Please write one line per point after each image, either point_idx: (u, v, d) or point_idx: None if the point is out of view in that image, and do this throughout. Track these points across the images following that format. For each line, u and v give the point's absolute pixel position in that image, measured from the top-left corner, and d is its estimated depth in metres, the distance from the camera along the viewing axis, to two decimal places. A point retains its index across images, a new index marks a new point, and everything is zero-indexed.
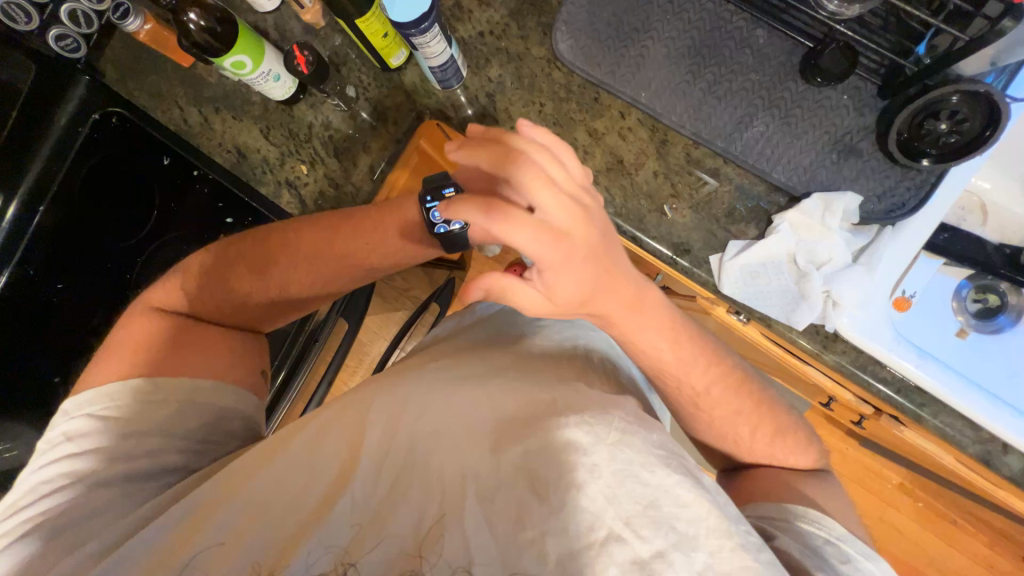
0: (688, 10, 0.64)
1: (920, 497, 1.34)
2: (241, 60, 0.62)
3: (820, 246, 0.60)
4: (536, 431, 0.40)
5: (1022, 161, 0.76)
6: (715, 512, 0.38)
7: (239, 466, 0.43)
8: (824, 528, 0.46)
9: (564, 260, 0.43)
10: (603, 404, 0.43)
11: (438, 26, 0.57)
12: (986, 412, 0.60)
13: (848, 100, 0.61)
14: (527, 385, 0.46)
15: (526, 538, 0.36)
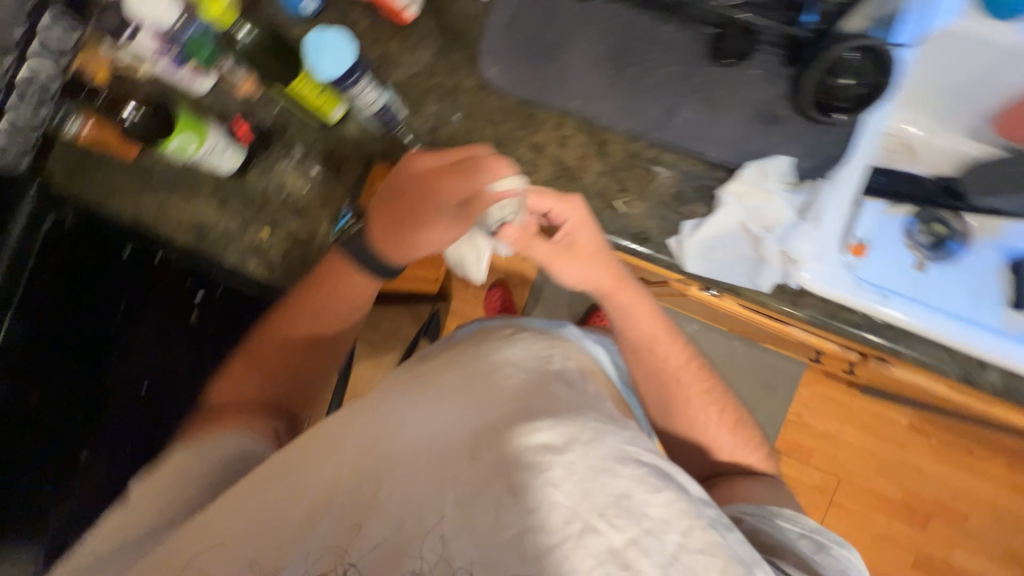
0: (599, 21, 0.69)
1: (933, 434, 1.49)
2: (184, 142, 0.65)
3: (766, 210, 0.64)
4: (510, 435, 0.40)
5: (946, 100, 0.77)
6: (684, 494, 0.39)
7: (231, 493, 0.44)
8: (800, 524, 0.54)
9: (581, 218, 0.59)
10: (578, 406, 0.44)
11: (366, 77, 0.61)
12: (954, 333, 0.64)
13: (760, 74, 0.66)
14: (502, 392, 0.46)
15: (504, 539, 0.36)
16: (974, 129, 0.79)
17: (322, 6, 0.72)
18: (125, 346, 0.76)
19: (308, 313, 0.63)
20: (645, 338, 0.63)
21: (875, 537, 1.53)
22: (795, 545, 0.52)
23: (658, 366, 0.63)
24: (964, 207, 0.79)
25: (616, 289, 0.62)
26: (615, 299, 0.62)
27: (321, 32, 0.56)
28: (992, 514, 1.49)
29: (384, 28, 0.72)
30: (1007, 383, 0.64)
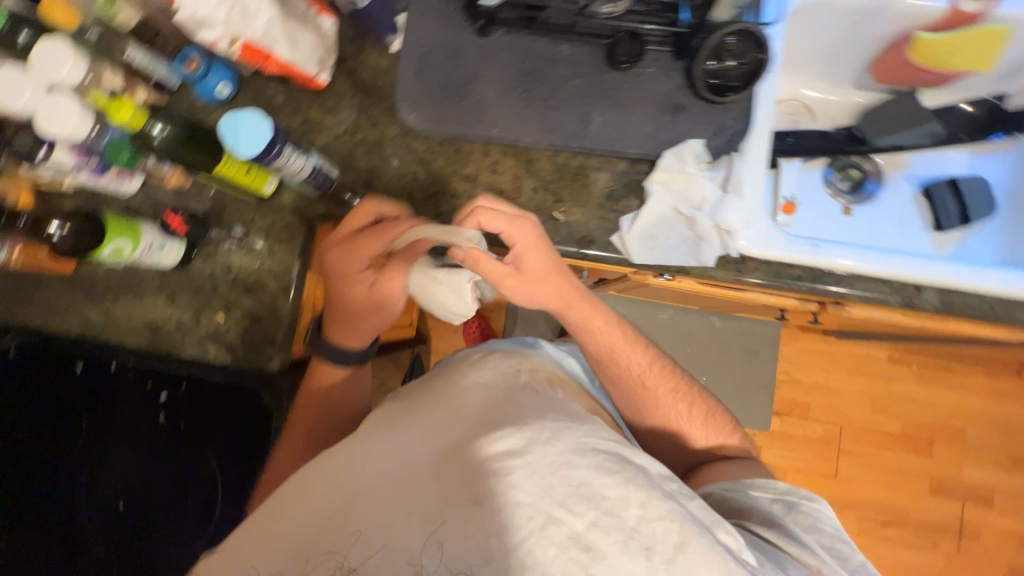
0: (500, 51, 0.73)
1: (914, 361, 1.57)
2: (121, 244, 0.63)
3: (692, 190, 0.68)
4: (474, 449, 0.46)
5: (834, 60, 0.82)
6: (639, 474, 0.46)
7: (219, 559, 0.46)
8: (770, 488, 0.62)
9: (531, 238, 0.60)
10: (539, 410, 0.50)
11: (290, 146, 0.62)
12: (885, 265, 0.67)
13: (656, 70, 0.71)
14: (467, 411, 0.50)
15: (473, 544, 0.41)
16: (859, 79, 0.85)
17: (236, 88, 0.74)
18: (98, 456, 0.74)
19: (318, 388, 0.73)
20: (607, 343, 0.68)
21: (887, 472, 1.58)
22: (767, 509, 0.60)
23: (623, 366, 0.70)
24: (869, 149, 0.86)
25: (575, 301, 0.64)
26: (575, 311, 0.65)
27: (234, 113, 0.57)
28: (984, 422, 1.57)
29: (300, 98, 0.75)
30: (943, 300, 0.69)
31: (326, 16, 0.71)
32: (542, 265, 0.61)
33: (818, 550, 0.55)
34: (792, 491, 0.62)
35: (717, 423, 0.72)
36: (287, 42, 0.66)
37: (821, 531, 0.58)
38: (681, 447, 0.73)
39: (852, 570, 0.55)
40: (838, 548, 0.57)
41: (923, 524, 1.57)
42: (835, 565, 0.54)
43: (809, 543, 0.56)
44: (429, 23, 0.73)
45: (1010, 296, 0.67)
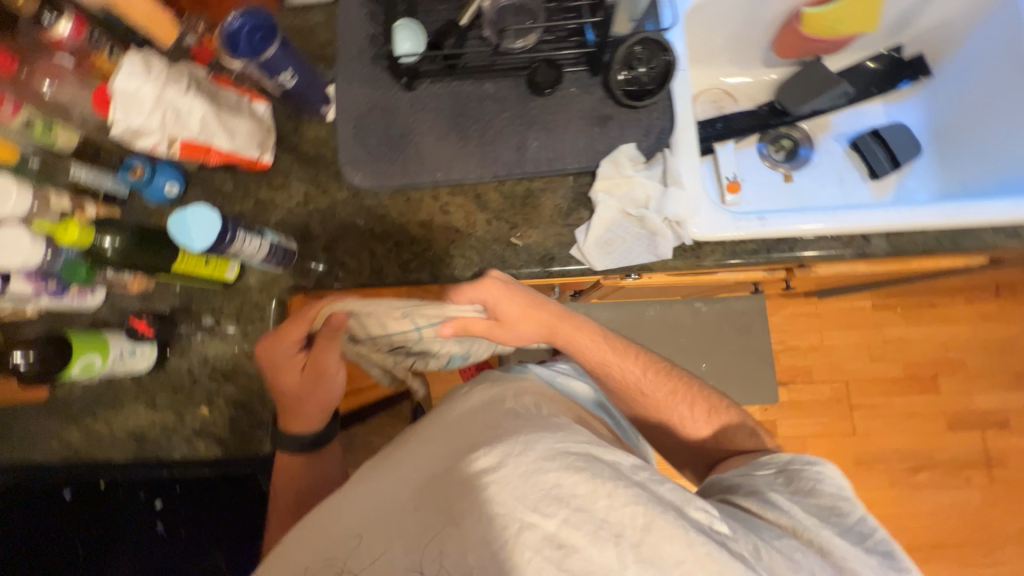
0: (430, 100, 0.76)
1: (899, 304, 1.60)
2: (91, 358, 0.62)
3: (635, 191, 0.70)
4: (452, 475, 0.48)
5: (739, 46, 0.88)
6: (609, 469, 0.47)
7: None
8: (774, 462, 0.62)
9: (501, 293, 0.64)
10: (515, 426, 0.52)
11: (242, 231, 0.62)
12: (821, 222, 0.69)
13: (577, 89, 0.74)
14: (448, 442, 0.53)
15: (451, 563, 0.42)
16: (767, 59, 0.91)
17: (184, 185, 0.76)
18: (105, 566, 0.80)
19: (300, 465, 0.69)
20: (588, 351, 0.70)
21: (902, 417, 1.59)
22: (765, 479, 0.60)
23: (615, 371, 0.72)
24: (793, 119, 0.91)
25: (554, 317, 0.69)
26: (556, 329, 0.70)
27: (181, 213, 0.57)
28: (980, 349, 1.59)
29: (248, 181, 0.78)
30: (891, 245, 0.71)
31: (260, 101, 0.74)
32: (520, 312, 0.66)
33: (811, 510, 0.54)
34: (793, 461, 0.61)
35: (718, 413, 0.72)
36: (226, 133, 0.68)
37: (822, 493, 0.56)
38: (685, 440, 0.74)
39: (852, 526, 0.53)
40: (842, 507, 0.54)
41: (950, 461, 1.56)
42: (828, 520, 0.53)
43: (803, 504, 0.55)
44: (357, 88, 0.77)
45: (948, 227, 0.69)
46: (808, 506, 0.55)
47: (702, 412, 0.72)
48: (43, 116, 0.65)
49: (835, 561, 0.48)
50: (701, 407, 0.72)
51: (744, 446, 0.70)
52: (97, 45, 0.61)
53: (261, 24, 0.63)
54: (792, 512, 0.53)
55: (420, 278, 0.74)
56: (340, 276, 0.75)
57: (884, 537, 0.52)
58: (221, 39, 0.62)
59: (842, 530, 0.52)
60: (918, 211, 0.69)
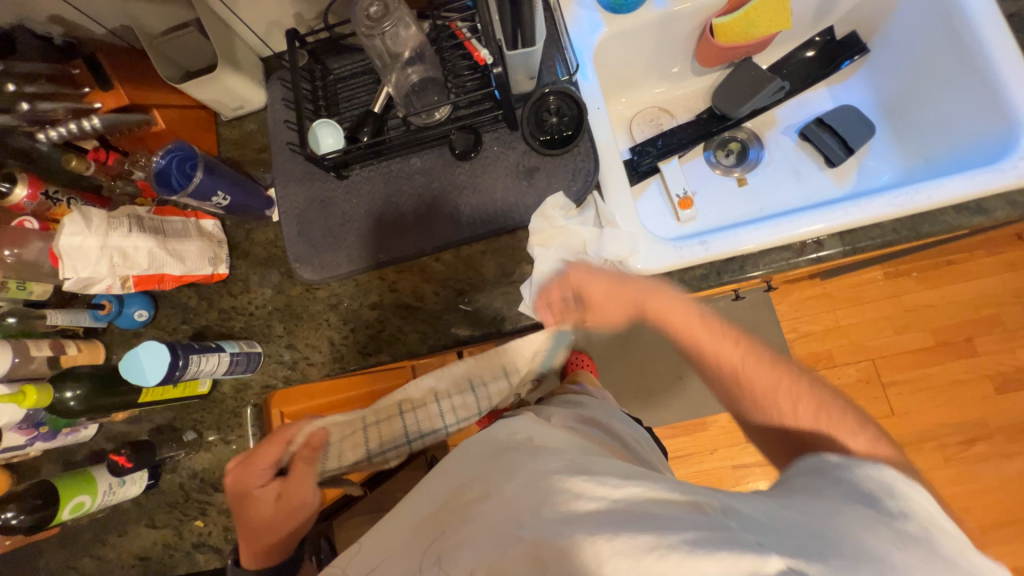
0: (363, 184, 0.78)
1: (915, 268, 1.49)
2: (79, 500, 0.66)
3: (569, 239, 0.69)
4: (452, 517, 0.45)
5: (663, 63, 0.87)
6: (592, 484, 0.41)
7: None
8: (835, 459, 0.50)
9: (601, 287, 0.63)
10: (516, 453, 0.48)
11: (195, 354, 0.66)
12: (768, 234, 0.66)
13: (500, 147, 0.75)
14: (453, 476, 0.50)
15: None
16: (696, 68, 0.89)
17: (154, 308, 0.81)
18: None
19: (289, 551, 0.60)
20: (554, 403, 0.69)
21: (941, 387, 1.48)
22: (803, 476, 0.49)
23: (707, 357, 0.61)
24: (735, 122, 0.88)
25: (644, 303, 0.62)
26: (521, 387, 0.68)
27: (131, 351, 0.61)
28: (1014, 301, 1.47)
29: (210, 294, 0.81)
30: (847, 249, 0.66)
31: (207, 219, 0.79)
32: (619, 305, 0.62)
33: (860, 514, 0.42)
34: (852, 467, 0.48)
35: (810, 398, 0.57)
36: (175, 260, 0.72)
37: (881, 500, 0.44)
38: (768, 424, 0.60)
39: (915, 535, 0.41)
40: (907, 515, 0.43)
41: (1006, 427, 1.44)
42: (891, 529, 0.41)
43: (852, 504, 0.44)
44: (295, 186, 0.79)
45: (904, 215, 0.65)
46: (857, 503, 0.44)
47: (805, 402, 0.57)
48: (16, 278, 0.70)
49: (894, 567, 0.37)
50: (787, 389, 0.58)
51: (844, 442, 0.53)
52: (54, 199, 0.70)
53: (187, 156, 0.69)
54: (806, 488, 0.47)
55: (381, 359, 0.76)
56: (308, 370, 0.77)
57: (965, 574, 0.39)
58: (152, 179, 0.68)
59: (898, 533, 0.41)
60: (862, 205, 0.65)
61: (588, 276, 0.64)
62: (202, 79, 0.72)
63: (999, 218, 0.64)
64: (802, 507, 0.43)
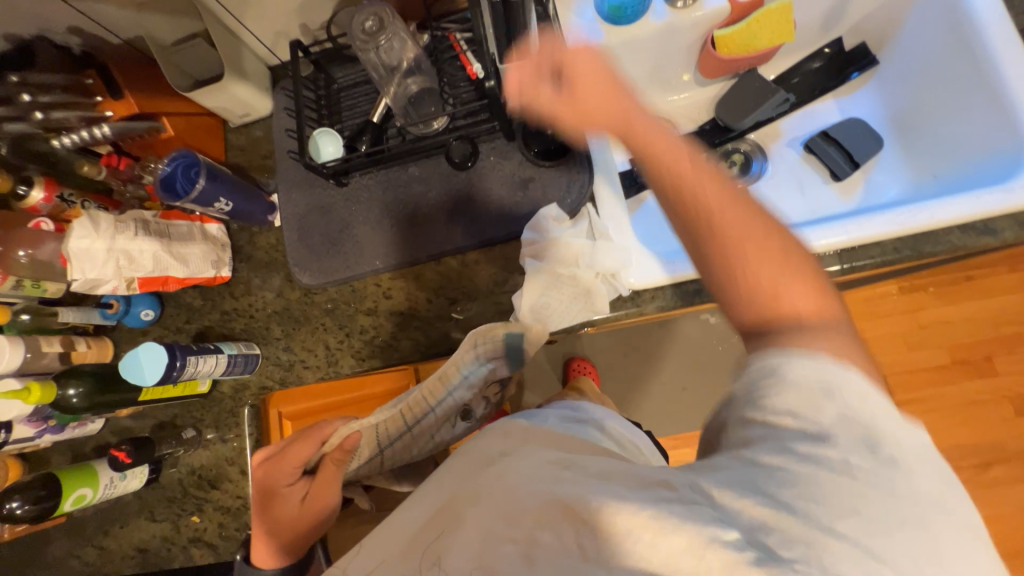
0: (362, 192, 0.79)
1: (934, 283, 1.42)
2: (81, 492, 0.69)
3: (561, 251, 0.69)
4: (448, 519, 0.41)
5: (664, 73, 0.86)
6: (581, 473, 0.39)
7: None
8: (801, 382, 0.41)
9: (592, 66, 0.52)
10: (511, 453, 0.44)
11: (192, 355, 0.69)
12: None
13: (497, 157, 0.76)
14: (448, 479, 0.46)
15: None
16: (699, 78, 0.88)
17: (159, 308, 0.83)
18: None
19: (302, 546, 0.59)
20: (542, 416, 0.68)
21: (956, 407, 1.42)
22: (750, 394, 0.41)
23: (678, 182, 0.48)
24: (738, 133, 0.86)
25: (620, 109, 0.51)
26: None
27: (132, 351, 0.65)
28: None
29: (213, 296, 0.83)
30: (845, 267, 0.65)
31: (212, 223, 0.81)
32: (596, 92, 0.52)
33: (828, 458, 0.36)
34: (814, 373, 0.39)
35: (776, 250, 0.45)
36: (179, 263, 0.74)
37: (847, 418, 0.37)
38: (724, 275, 0.46)
39: (880, 462, 0.35)
40: (873, 432, 0.37)
41: None
42: (855, 468, 0.35)
43: (815, 441, 0.36)
44: (296, 192, 0.81)
45: (906, 234, 0.63)
46: (820, 432, 0.37)
47: (777, 262, 0.44)
48: (32, 277, 0.71)
49: (863, 531, 0.33)
50: (757, 232, 0.45)
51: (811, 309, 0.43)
52: (68, 202, 0.73)
53: (191, 163, 0.70)
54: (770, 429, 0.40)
55: (374, 364, 0.77)
56: (303, 373, 0.78)
57: (934, 486, 0.35)
58: (157, 186, 0.69)
59: (862, 470, 0.35)
60: (861, 222, 0.63)
61: (582, 60, 0.53)
62: (209, 88, 0.75)
63: (1007, 239, 0.61)
64: (774, 464, 0.36)
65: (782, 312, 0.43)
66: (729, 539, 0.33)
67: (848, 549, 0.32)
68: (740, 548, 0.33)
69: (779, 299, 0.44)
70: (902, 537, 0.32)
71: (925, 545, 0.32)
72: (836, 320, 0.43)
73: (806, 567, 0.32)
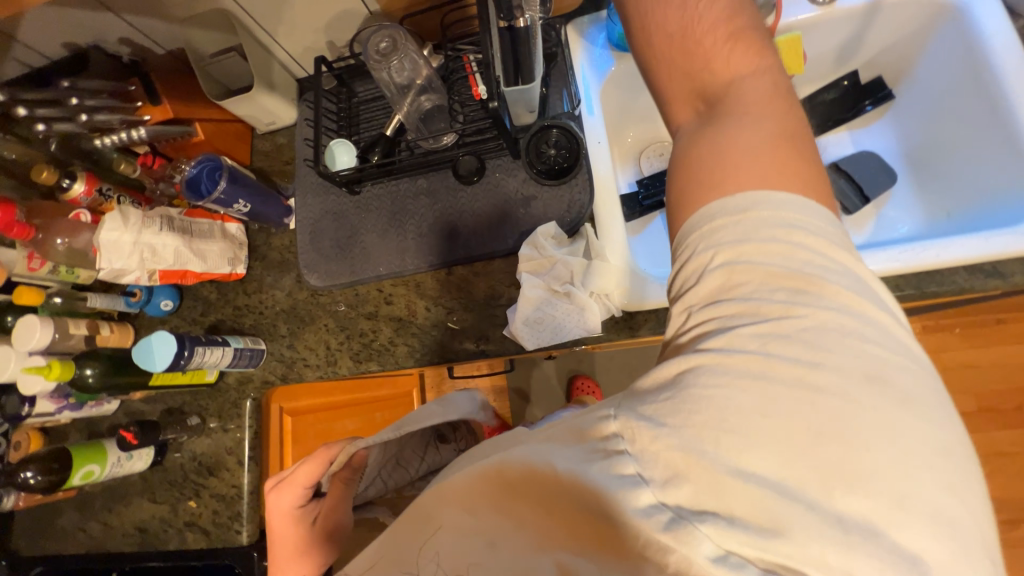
0: (371, 201, 0.82)
1: (960, 324, 1.36)
2: (89, 469, 0.73)
3: (557, 269, 0.70)
4: (421, 528, 0.41)
5: None
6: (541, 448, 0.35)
7: None
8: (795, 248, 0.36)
9: None
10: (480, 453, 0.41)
11: (200, 346, 0.73)
12: None
13: (502, 174, 0.78)
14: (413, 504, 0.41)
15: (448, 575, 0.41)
16: None
17: (178, 300, 0.88)
18: None
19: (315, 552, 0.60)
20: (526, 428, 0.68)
21: (983, 458, 1.34)
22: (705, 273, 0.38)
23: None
24: None
25: None
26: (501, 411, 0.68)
27: (144, 340, 0.69)
28: None
29: (228, 291, 0.88)
30: None
31: (232, 223, 0.86)
32: None
33: (749, 361, 0.33)
34: (747, 242, 0.36)
35: (725, 51, 0.43)
36: (198, 258, 0.79)
37: (778, 287, 0.35)
38: (652, 51, 0.46)
39: (811, 354, 0.32)
40: (812, 297, 0.34)
41: None
42: (769, 368, 0.32)
43: (737, 335, 0.34)
44: (312, 198, 0.85)
45: (910, 272, 0.61)
46: (773, 299, 0.34)
47: (715, 48, 0.43)
48: (67, 263, 0.78)
49: (777, 467, 0.30)
50: (711, 39, 0.44)
51: (738, 65, 0.43)
52: (106, 196, 0.78)
53: (215, 166, 0.75)
54: (738, 311, 0.35)
55: (370, 368, 0.79)
56: (304, 371, 0.81)
57: (878, 365, 0.32)
58: (184, 187, 0.75)
59: (785, 360, 0.32)
60: (866, 256, 0.61)
61: None
62: (239, 98, 0.80)
63: (1016, 283, 0.59)
64: (699, 389, 0.33)
65: (704, 75, 0.43)
66: (638, 506, 0.31)
67: (760, 493, 0.30)
68: (647, 514, 0.31)
69: (702, 60, 0.43)
70: (824, 461, 0.30)
71: (855, 458, 0.30)
72: (770, 87, 0.42)
73: (714, 520, 0.30)
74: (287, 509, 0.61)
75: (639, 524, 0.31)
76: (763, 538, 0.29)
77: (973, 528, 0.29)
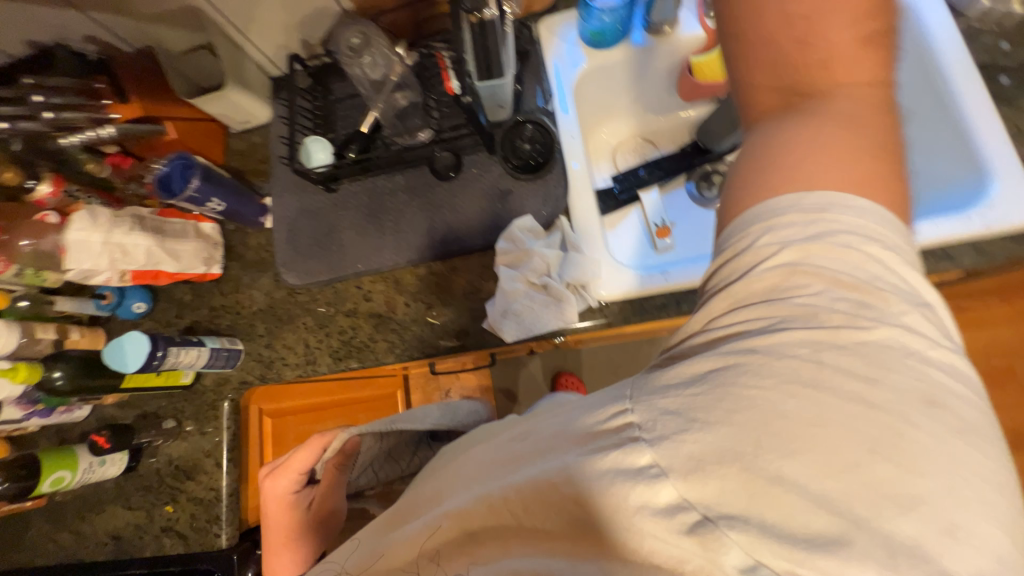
0: (348, 199, 0.82)
1: None
2: (59, 475, 0.71)
3: (534, 262, 0.70)
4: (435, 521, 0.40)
5: (644, 95, 0.91)
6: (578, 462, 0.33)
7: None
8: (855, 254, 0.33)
9: None
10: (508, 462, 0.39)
11: (174, 346, 0.72)
12: None
13: (477, 168, 0.79)
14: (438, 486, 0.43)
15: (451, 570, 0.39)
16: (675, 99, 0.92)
17: (152, 302, 0.87)
18: None
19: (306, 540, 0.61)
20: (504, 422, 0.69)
21: None
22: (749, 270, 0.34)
23: None
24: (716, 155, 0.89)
25: None
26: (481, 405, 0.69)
27: (116, 341, 0.68)
28: None
29: (203, 292, 0.87)
30: None
31: (207, 223, 0.85)
32: None
33: (798, 366, 0.30)
34: (813, 244, 0.33)
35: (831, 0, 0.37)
36: (171, 258, 0.77)
37: (843, 297, 0.31)
38: None
39: (870, 369, 0.29)
40: (878, 310, 0.31)
41: None
42: (820, 377, 0.29)
43: (783, 341, 0.31)
44: (288, 196, 0.85)
45: None
46: (836, 307, 0.31)
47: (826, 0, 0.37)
48: (33, 266, 0.72)
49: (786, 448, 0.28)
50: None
51: (835, 33, 0.37)
52: (73, 196, 0.77)
53: (187, 165, 0.75)
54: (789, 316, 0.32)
55: (349, 365, 0.79)
56: (282, 370, 0.81)
57: (942, 391, 0.29)
58: (156, 186, 0.74)
59: (841, 372, 0.29)
60: None
61: None
62: (211, 95, 0.79)
63: (965, 265, 0.63)
64: (742, 389, 0.30)
65: (798, 37, 0.38)
66: (659, 503, 0.30)
67: (776, 480, 0.28)
68: (669, 513, 0.29)
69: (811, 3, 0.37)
70: (877, 479, 0.27)
71: (914, 478, 0.27)
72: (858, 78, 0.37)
73: (745, 527, 0.28)
74: (284, 497, 0.61)
75: (661, 531, 0.29)
76: (802, 548, 0.27)
77: (1007, 519, 0.28)
